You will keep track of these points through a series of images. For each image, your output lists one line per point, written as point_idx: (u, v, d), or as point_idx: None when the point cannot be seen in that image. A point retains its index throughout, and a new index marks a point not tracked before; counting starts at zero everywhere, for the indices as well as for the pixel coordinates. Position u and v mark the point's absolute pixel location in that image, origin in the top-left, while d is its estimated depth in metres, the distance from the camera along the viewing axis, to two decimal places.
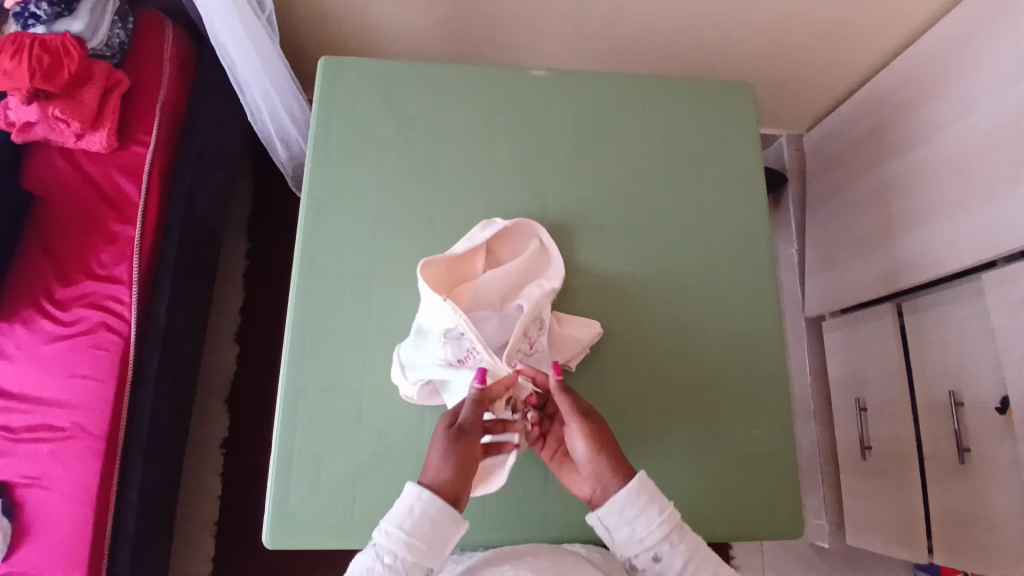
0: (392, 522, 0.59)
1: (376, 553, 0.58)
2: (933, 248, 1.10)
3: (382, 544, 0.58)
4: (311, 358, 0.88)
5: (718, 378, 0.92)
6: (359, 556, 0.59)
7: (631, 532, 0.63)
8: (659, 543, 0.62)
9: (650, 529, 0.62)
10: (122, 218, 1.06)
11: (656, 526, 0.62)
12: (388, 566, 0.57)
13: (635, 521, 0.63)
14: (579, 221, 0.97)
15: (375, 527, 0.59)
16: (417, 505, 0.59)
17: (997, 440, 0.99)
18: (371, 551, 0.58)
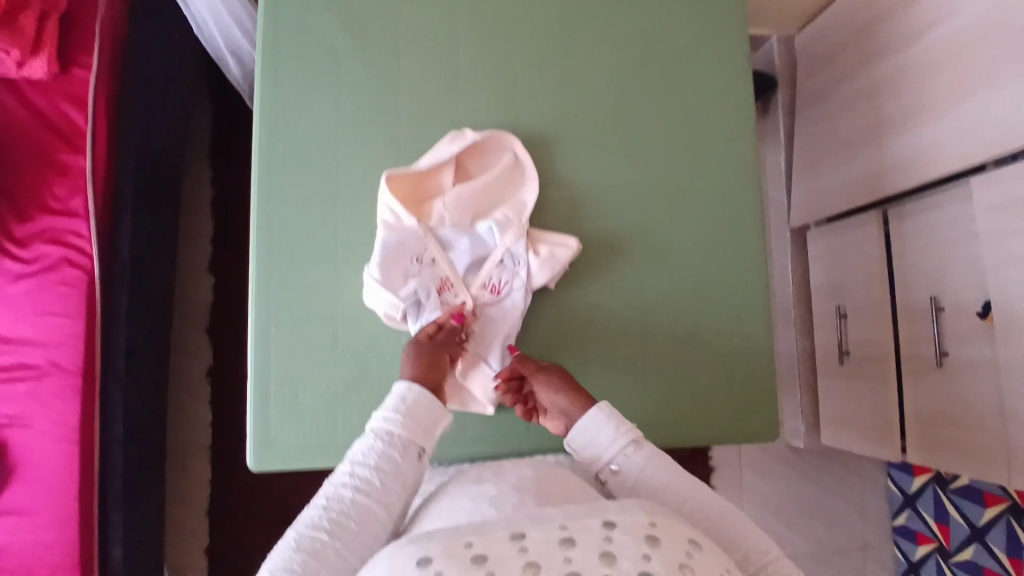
0: (388, 406, 0.68)
1: (374, 435, 0.66)
2: (924, 152, 1.06)
3: (380, 425, 0.66)
4: (278, 285, 0.86)
5: (698, 292, 0.91)
6: (358, 443, 0.66)
7: (595, 447, 0.70)
8: (619, 451, 0.69)
9: (611, 440, 0.69)
10: (71, 148, 1.01)
11: (617, 437, 0.69)
12: (389, 441, 0.65)
13: (598, 438, 0.70)
14: (553, 135, 0.92)
15: (371, 417, 0.68)
16: (409, 391, 0.69)
17: (976, 343, 1.00)
18: (370, 435, 0.66)
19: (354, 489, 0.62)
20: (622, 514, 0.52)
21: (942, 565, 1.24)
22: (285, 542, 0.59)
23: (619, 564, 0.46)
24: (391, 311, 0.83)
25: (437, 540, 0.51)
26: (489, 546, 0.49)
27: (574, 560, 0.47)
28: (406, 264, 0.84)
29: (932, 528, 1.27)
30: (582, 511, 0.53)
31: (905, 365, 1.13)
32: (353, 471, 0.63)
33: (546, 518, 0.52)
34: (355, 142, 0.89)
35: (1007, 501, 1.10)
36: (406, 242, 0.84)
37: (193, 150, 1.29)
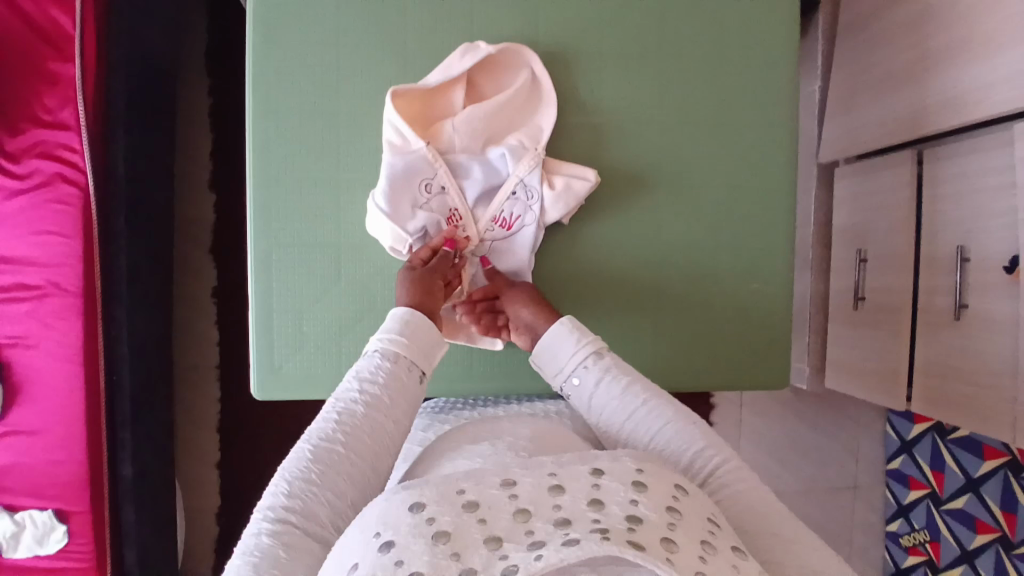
0: (391, 327, 0.66)
1: (379, 354, 0.63)
2: (972, 90, 0.98)
3: (384, 345, 0.64)
4: (277, 211, 0.81)
5: (718, 233, 0.86)
6: (361, 362, 0.63)
7: (557, 361, 0.70)
8: (579, 365, 0.68)
9: (571, 353, 0.69)
10: (62, 56, 0.93)
11: (577, 350, 0.68)
12: (395, 361, 0.63)
13: (559, 352, 0.70)
14: (572, 56, 0.84)
15: (373, 337, 0.65)
16: (410, 315, 0.67)
17: (999, 297, 0.97)
18: (374, 354, 0.63)
19: (364, 403, 0.59)
20: (611, 461, 0.50)
21: (931, 511, 1.28)
22: (295, 455, 0.55)
23: (608, 509, 0.45)
24: (397, 244, 0.78)
25: (429, 485, 0.48)
26: (481, 492, 0.47)
27: (564, 507, 0.45)
28: (413, 192, 0.79)
29: (925, 475, 1.30)
30: (571, 458, 0.51)
31: (921, 314, 1.11)
32: (361, 386, 0.60)
33: (536, 465, 0.50)
34: (356, 53, 0.80)
35: (1007, 456, 1.13)
36: (413, 167, 0.78)
37: (188, 55, 1.21)
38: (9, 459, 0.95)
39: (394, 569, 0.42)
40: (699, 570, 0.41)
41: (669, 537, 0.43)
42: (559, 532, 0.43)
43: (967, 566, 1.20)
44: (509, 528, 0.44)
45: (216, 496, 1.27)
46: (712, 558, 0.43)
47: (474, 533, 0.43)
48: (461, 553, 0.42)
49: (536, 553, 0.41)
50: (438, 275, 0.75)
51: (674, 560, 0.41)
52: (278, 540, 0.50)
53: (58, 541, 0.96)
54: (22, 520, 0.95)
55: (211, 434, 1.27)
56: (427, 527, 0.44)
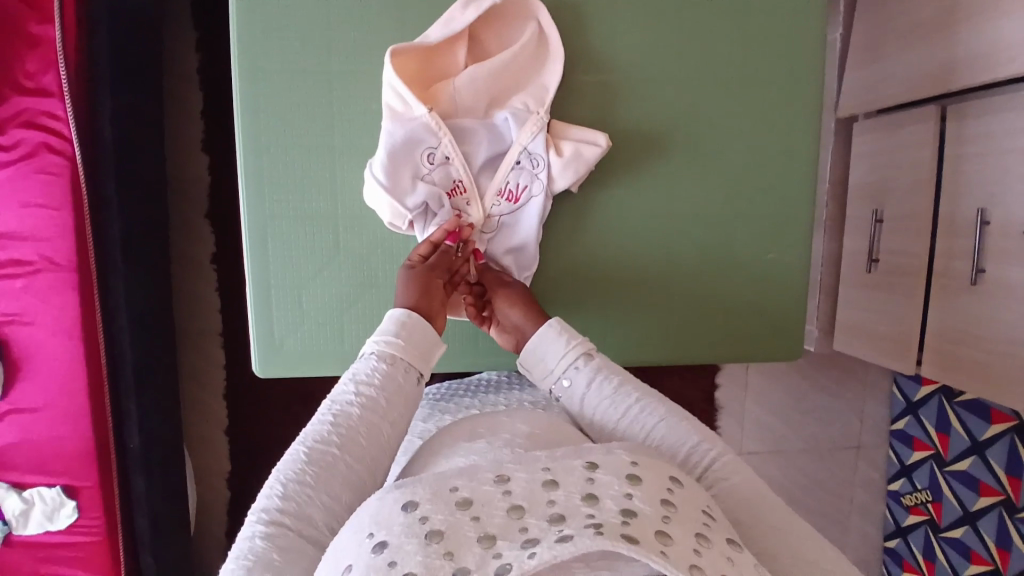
0: (388, 325, 0.65)
1: (376, 355, 0.62)
2: (1005, 45, 0.92)
3: (380, 344, 0.63)
4: (272, 182, 0.77)
5: (733, 201, 0.83)
6: (357, 364, 0.62)
7: (545, 363, 0.68)
8: (569, 366, 0.66)
9: (561, 354, 0.67)
10: (40, 16, 0.88)
11: (567, 351, 0.67)
12: (392, 361, 0.62)
13: (548, 353, 0.68)
14: (582, 14, 0.78)
15: (370, 337, 0.64)
16: (408, 315, 0.66)
17: (1020, 264, 0.94)
18: (370, 355, 0.62)
19: (360, 405, 0.58)
20: (604, 454, 0.48)
21: (935, 471, 1.29)
22: (290, 456, 0.55)
23: (602, 504, 0.43)
24: (395, 219, 0.74)
25: (422, 482, 0.47)
26: (475, 488, 0.45)
27: (558, 502, 0.44)
28: (413, 161, 0.74)
29: (930, 436, 1.31)
30: (564, 450, 0.49)
31: (937, 279, 1.08)
32: (357, 388, 0.59)
33: (530, 459, 0.49)
34: (350, 11, 0.75)
35: (1014, 420, 1.13)
36: (413, 134, 0.73)
37: (173, 7, 1.15)
38: (14, 435, 0.95)
39: (387, 571, 0.41)
40: (693, 563, 0.40)
41: (664, 530, 0.42)
42: (553, 529, 0.42)
43: (969, 527, 1.21)
44: (503, 525, 0.43)
45: (225, 460, 1.28)
46: (709, 551, 0.42)
47: (467, 531, 0.42)
48: (454, 551, 0.41)
49: (530, 550, 0.40)
50: (439, 273, 0.72)
51: (669, 553, 0.40)
52: (270, 543, 0.50)
53: (68, 517, 0.97)
54: (30, 498, 0.96)
55: (218, 399, 1.27)
56: (420, 526, 0.43)
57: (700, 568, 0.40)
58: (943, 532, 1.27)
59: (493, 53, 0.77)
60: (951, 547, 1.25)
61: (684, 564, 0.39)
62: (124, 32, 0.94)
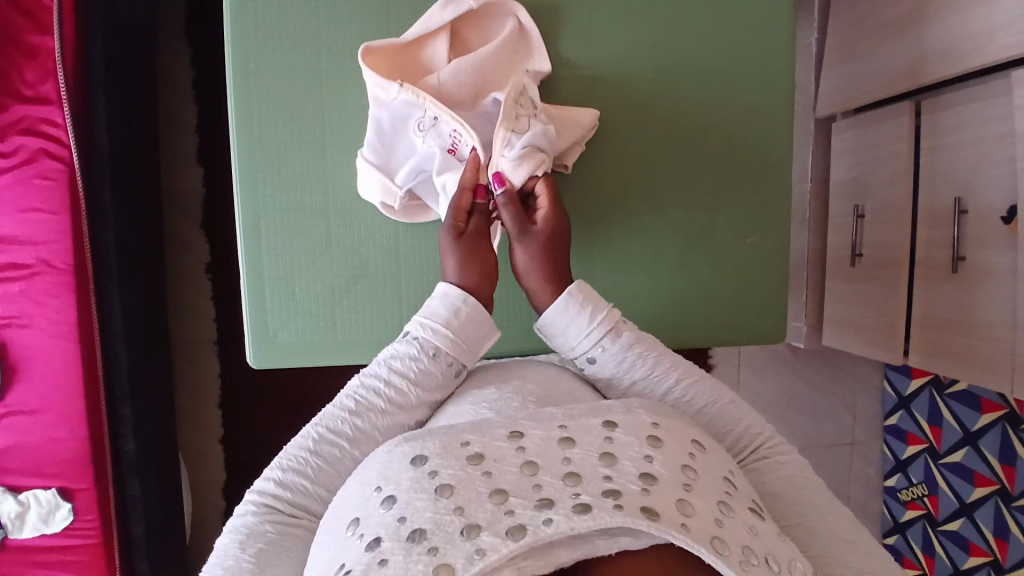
0: (439, 313, 0.61)
1: (418, 344, 0.60)
2: (971, 39, 0.96)
3: (426, 334, 0.60)
4: (268, 172, 0.79)
5: (714, 188, 0.85)
6: (401, 345, 0.60)
7: (566, 340, 0.64)
8: (595, 345, 0.62)
9: (585, 333, 0.63)
10: (39, 27, 0.92)
11: (591, 330, 0.62)
12: (433, 355, 0.59)
13: (568, 330, 0.63)
14: (562, 11, 0.81)
15: (418, 318, 0.61)
16: (463, 303, 0.62)
17: (998, 248, 0.96)
18: (414, 342, 0.60)
19: (387, 400, 0.57)
20: (624, 414, 0.47)
21: (930, 465, 1.30)
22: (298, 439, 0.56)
23: (621, 465, 0.42)
24: (387, 199, 0.77)
25: (432, 437, 0.46)
26: (487, 445, 0.44)
27: (574, 461, 0.42)
28: (410, 136, 0.78)
29: (923, 429, 1.31)
30: (581, 409, 0.48)
31: (919, 269, 1.10)
32: (388, 378, 0.58)
33: (546, 416, 0.47)
34: (340, 10, 0.78)
35: (1005, 409, 1.13)
36: (400, 110, 0.76)
37: (168, 23, 1.18)
38: (11, 438, 0.96)
39: (395, 527, 0.40)
40: (715, 535, 0.38)
41: (685, 500, 0.40)
42: (570, 491, 0.40)
43: (966, 519, 1.21)
44: (516, 483, 0.41)
45: (220, 471, 1.28)
46: (728, 521, 0.41)
47: (479, 487, 0.41)
48: (465, 507, 0.40)
49: (545, 514, 0.38)
50: (482, 237, 0.70)
51: (689, 527, 0.38)
52: (262, 524, 0.52)
53: (63, 519, 0.97)
54: (26, 501, 0.96)
55: (212, 409, 1.27)
56: (430, 481, 0.42)
57: (721, 542, 0.38)
58: (941, 526, 1.27)
59: (475, 49, 0.80)
60: (949, 541, 1.25)
61: (704, 537, 0.38)
62: (120, 43, 0.97)
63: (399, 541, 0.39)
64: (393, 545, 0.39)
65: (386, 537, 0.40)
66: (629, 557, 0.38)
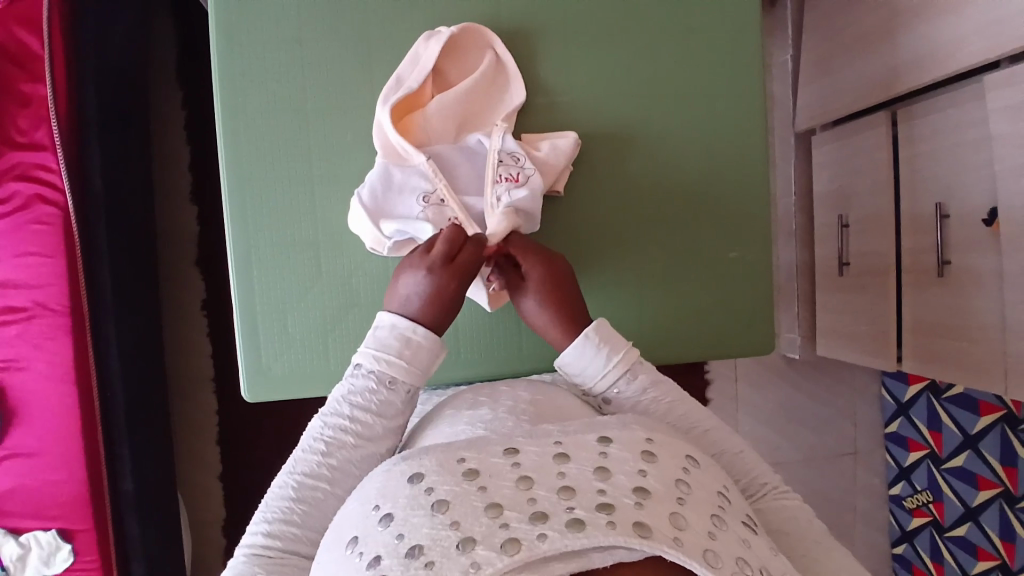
0: (391, 344, 0.59)
1: (375, 376, 0.58)
2: (939, 49, 0.99)
3: (381, 366, 0.58)
4: (258, 207, 0.81)
5: (695, 203, 0.87)
6: (355, 380, 0.59)
7: (585, 379, 0.62)
8: (612, 385, 0.61)
9: (602, 373, 0.61)
10: (31, 76, 0.94)
11: (609, 370, 0.61)
12: (391, 384, 0.58)
13: (587, 370, 0.62)
14: (539, 38, 0.84)
15: (369, 351, 0.59)
16: (414, 332, 0.59)
17: (981, 250, 0.98)
18: (369, 375, 0.58)
19: (354, 434, 0.57)
20: (619, 429, 0.48)
21: (933, 470, 1.29)
22: (281, 482, 0.56)
23: (615, 479, 0.42)
24: (376, 245, 0.77)
25: (430, 454, 0.46)
26: (482, 461, 0.45)
27: (569, 475, 0.43)
28: (407, 200, 0.77)
29: (923, 435, 1.31)
30: (577, 425, 0.48)
31: (906, 274, 1.12)
32: (352, 415, 0.57)
33: (541, 432, 0.48)
34: (323, 44, 0.81)
35: (1002, 410, 1.13)
36: (411, 168, 0.77)
37: (160, 67, 1.21)
38: (10, 482, 0.96)
39: (394, 544, 0.40)
40: (707, 548, 0.39)
41: (678, 513, 0.41)
42: (564, 505, 0.40)
43: (972, 523, 1.21)
44: (511, 496, 0.41)
45: (220, 507, 1.27)
46: (721, 534, 0.41)
47: (474, 501, 0.41)
48: (461, 522, 0.40)
49: (540, 529, 0.38)
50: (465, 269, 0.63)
51: (681, 541, 0.38)
52: (253, 566, 0.53)
53: (64, 560, 0.97)
54: (27, 543, 0.97)
55: (211, 445, 1.27)
56: (426, 497, 0.42)
57: (714, 555, 0.39)
58: (947, 532, 1.26)
59: (457, 80, 0.81)
60: (956, 546, 1.24)
61: (697, 552, 0.38)
62: (113, 87, 0.99)
63: (398, 558, 0.39)
64: (393, 563, 0.39)
65: (385, 555, 0.40)
66: (626, 567, 0.38)
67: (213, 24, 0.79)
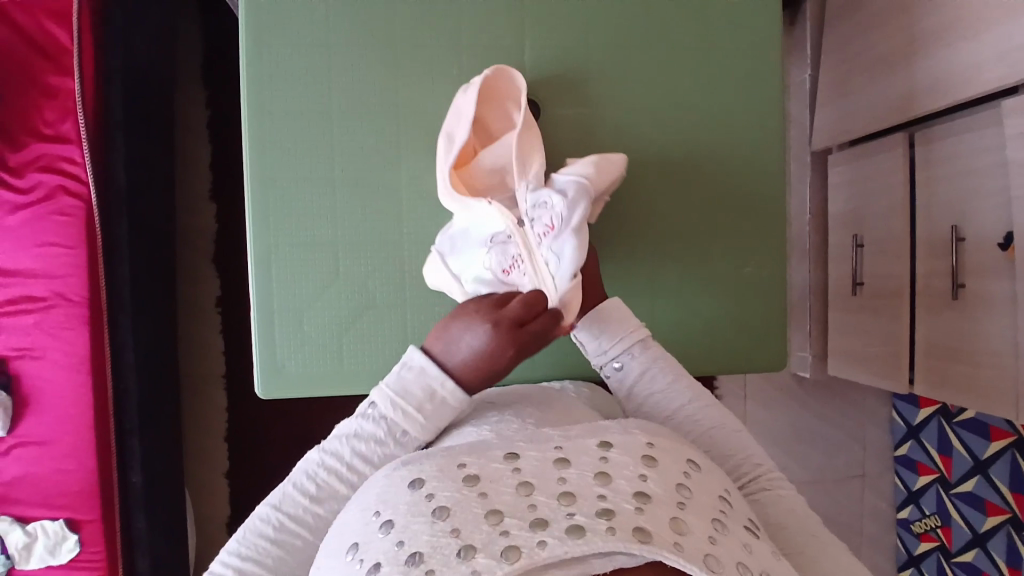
0: (413, 394, 0.57)
1: (386, 426, 0.56)
2: (957, 73, 0.99)
3: (396, 417, 0.56)
4: (277, 207, 0.82)
5: (711, 218, 0.87)
6: (365, 423, 0.57)
7: (599, 346, 0.68)
8: (623, 352, 0.67)
9: (616, 339, 0.68)
10: (59, 70, 0.96)
11: (622, 337, 0.67)
12: (400, 439, 0.56)
13: (601, 336, 0.68)
14: (562, 49, 0.85)
15: (388, 396, 0.57)
16: (441, 386, 0.57)
17: (995, 275, 0.98)
18: (381, 423, 0.56)
19: (348, 485, 0.55)
20: (620, 434, 0.48)
21: (942, 495, 1.28)
22: (261, 515, 0.55)
23: (615, 484, 0.42)
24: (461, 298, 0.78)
25: (429, 461, 0.47)
26: (483, 466, 0.45)
27: (570, 481, 0.43)
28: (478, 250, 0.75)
29: (932, 460, 1.30)
30: (578, 430, 0.48)
31: (920, 297, 1.11)
32: (351, 462, 0.56)
33: (542, 437, 0.48)
34: (348, 48, 0.82)
35: (1013, 436, 1.13)
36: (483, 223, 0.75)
37: (185, 67, 1.23)
38: (20, 469, 0.97)
39: (394, 552, 0.40)
40: (708, 553, 0.39)
41: (679, 518, 0.41)
42: (564, 511, 0.40)
43: (979, 551, 1.20)
44: (512, 503, 0.41)
45: (225, 504, 1.28)
46: (722, 539, 0.41)
47: (475, 508, 0.41)
48: (460, 529, 0.40)
49: (539, 536, 0.39)
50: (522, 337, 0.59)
51: (682, 546, 0.38)
52: None
53: (69, 551, 0.98)
54: (33, 531, 0.97)
55: (219, 442, 1.28)
56: (427, 504, 0.43)
57: (714, 559, 0.39)
58: (955, 558, 1.25)
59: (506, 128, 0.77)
60: (964, 572, 1.23)
61: (697, 556, 0.38)
62: (139, 84, 1.01)
63: (398, 566, 0.39)
64: (393, 570, 0.39)
65: (385, 562, 0.40)
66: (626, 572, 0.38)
67: (242, 26, 0.81)
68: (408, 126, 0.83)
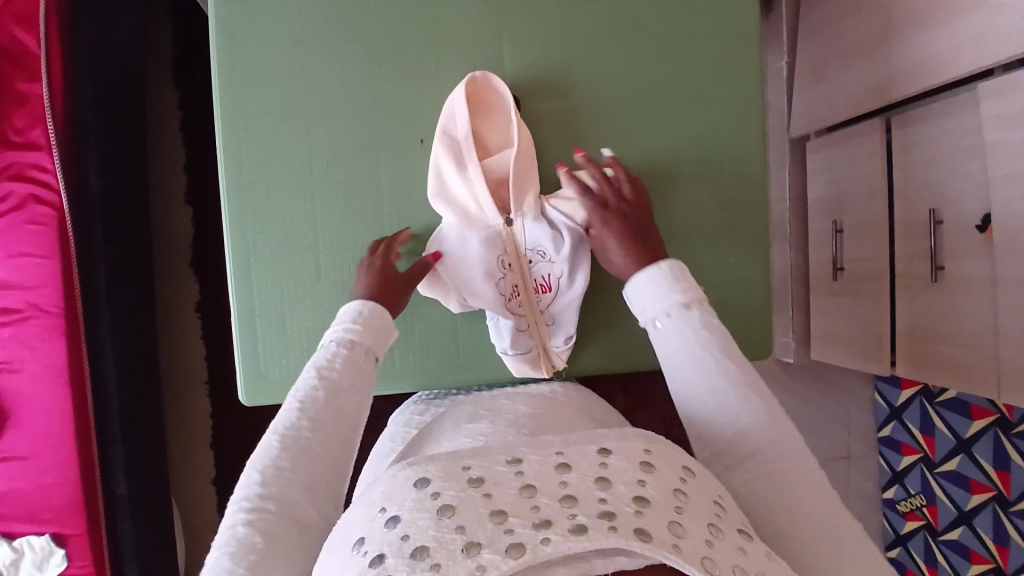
0: (342, 318, 0.62)
1: (334, 344, 0.60)
2: (932, 58, 1.00)
3: (338, 334, 0.60)
4: (256, 209, 0.81)
5: (693, 209, 0.87)
6: (318, 352, 0.60)
7: (640, 302, 0.59)
8: (665, 312, 0.57)
9: (660, 298, 0.58)
10: (28, 74, 0.94)
11: (669, 296, 0.58)
12: (350, 345, 0.59)
13: (646, 296, 0.59)
14: (541, 44, 0.84)
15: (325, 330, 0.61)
16: (365, 306, 0.63)
17: (975, 256, 0.99)
18: (328, 344, 0.60)
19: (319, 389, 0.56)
20: (619, 437, 0.47)
21: (926, 474, 1.30)
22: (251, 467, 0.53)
23: (615, 488, 0.42)
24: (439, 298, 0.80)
25: (435, 461, 0.46)
26: (488, 468, 0.44)
27: (571, 483, 0.43)
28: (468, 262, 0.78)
29: (916, 440, 1.32)
30: (578, 436, 0.48)
31: (901, 280, 1.13)
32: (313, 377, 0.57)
33: (543, 442, 0.47)
34: (324, 47, 0.81)
35: (995, 414, 1.15)
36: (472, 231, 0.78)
37: (157, 69, 1.21)
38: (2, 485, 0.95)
39: (398, 544, 0.40)
40: (705, 556, 0.39)
41: (677, 522, 0.41)
42: (567, 512, 0.40)
43: (966, 527, 1.22)
44: (515, 503, 0.41)
45: (211, 510, 1.26)
46: (720, 543, 0.41)
47: (479, 507, 0.41)
48: (466, 526, 0.40)
49: (542, 535, 0.39)
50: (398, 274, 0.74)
51: (680, 548, 0.39)
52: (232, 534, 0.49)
53: (57, 566, 0.96)
54: (20, 547, 0.96)
55: (204, 447, 1.26)
56: (431, 501, 0.42)
57: (712, 562, 0.39)
58: (941, 535, 1.27)
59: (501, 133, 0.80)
60: (951, 548, 1.25)
61: (696, 560, 0.39)
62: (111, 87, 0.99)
63: (403, 558, 0.39)
64: (398, 563, 0.39)
65: (390, 554, 0.40)
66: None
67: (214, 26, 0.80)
68: (387, 125, 0.82)
